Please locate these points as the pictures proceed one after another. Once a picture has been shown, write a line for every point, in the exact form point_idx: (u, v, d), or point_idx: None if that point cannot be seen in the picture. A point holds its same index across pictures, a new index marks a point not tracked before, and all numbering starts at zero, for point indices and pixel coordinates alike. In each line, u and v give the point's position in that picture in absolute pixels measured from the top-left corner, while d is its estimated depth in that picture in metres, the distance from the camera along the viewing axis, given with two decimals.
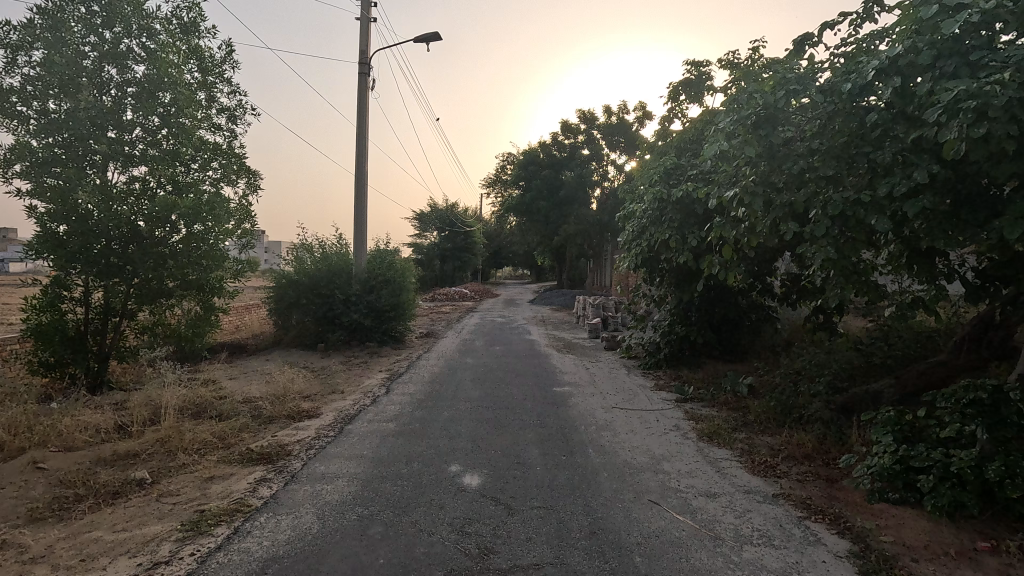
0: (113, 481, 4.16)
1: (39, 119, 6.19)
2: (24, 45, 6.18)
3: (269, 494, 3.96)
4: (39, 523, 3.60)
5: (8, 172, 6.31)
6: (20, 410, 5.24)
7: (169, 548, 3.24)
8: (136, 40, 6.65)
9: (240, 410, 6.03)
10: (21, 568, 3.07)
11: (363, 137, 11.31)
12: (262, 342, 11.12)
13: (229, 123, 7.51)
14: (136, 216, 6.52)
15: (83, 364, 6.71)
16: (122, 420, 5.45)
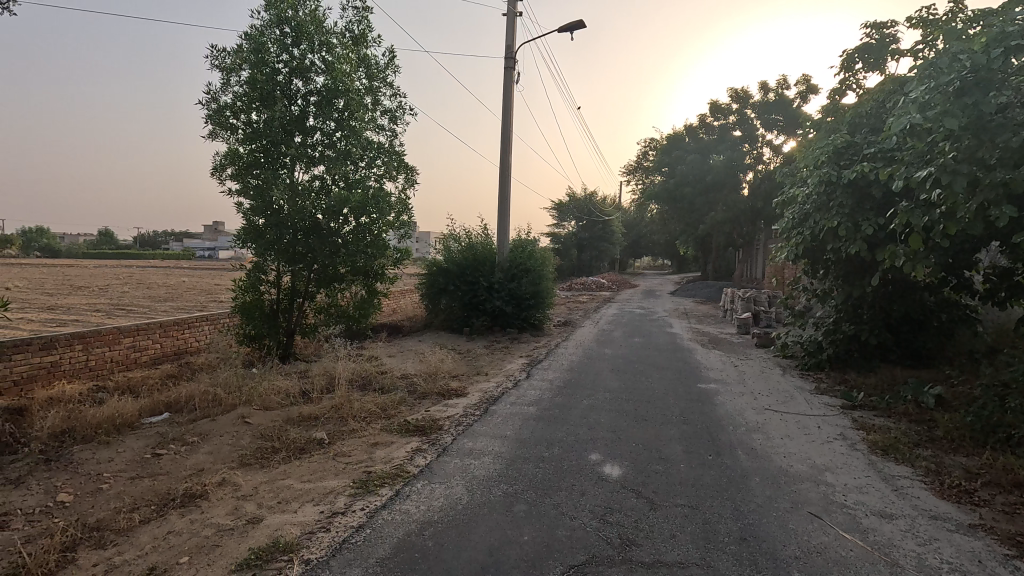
0: (299, 439, 4.85)
1: (245, 129, 7.32)
2: (235, 67, 7.34)
3: (424, 463, 4.33)
4: (247, 467, 4.34)
5: (223, 175, 7.59)
6: (233, 374, 6.33)
7: (344, 501, 3.71)
8: (318, 55, 7.55)
9: (398, 384, 6.68)
10: (237, 502, 3.74)
11: (507, 130, 11.66)
12: (415, 324, 12.12)
13: (391, 123, 8.21)
14: (316, 210, 7.44)
15: (275, 338, 7.86)
16: (305, 387, 6.33)
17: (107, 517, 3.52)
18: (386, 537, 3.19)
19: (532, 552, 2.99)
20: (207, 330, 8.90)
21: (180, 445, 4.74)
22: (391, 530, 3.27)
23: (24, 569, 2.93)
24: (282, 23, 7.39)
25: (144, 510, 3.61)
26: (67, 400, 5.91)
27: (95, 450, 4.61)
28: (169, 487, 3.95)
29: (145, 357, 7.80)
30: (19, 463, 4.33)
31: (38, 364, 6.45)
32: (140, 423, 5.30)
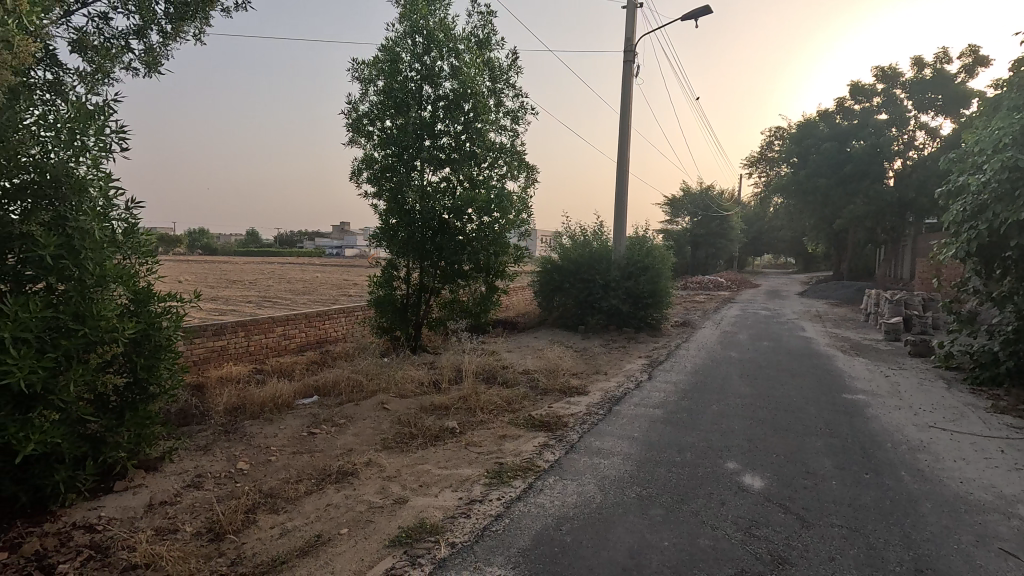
0: (434, 427, 5.12)
1: (380, 135, 7.85)
2: (373, 78, 7.91)
3: (554, 459, 4.38)
4: (389, 451, 4.66)
5: (361, 178, 8.22)
6: (371, 363, 6.84)
7: (480, 489, 3.85)
8: (446, 61, 7.90)
9: (520, 379, 6.82)
10: (383, 482, 4.03)
11: (625, 124, 11.43)
12: (530, 321, 12.30)
13: (514, 123, 8.37)
14: (443, 210, 7.81)
15: (404, 330, 8.36)
16: (435, 378, 6.67)
17: (278, 485, 3.96)
18: (525, 528, 3.26)
19: (675, 558, 2.90)
20: (344, 321, 9.70)
21: (331, 426, 5.21)
22: (529, 522, 3.34)
23: (219, 524, 3.37)
24: (415, 33, 7.81)
25: (306, 482, 4.00)
26: (236, 380, 6.74)
27: (262, 426, 5.20)
28: (325, 463, 4.35)
29: (294, 344, 8.68)
30: (204, 433, 5.00)
31: (213, 347, 7.42)
32: (296, 403, 5.90)
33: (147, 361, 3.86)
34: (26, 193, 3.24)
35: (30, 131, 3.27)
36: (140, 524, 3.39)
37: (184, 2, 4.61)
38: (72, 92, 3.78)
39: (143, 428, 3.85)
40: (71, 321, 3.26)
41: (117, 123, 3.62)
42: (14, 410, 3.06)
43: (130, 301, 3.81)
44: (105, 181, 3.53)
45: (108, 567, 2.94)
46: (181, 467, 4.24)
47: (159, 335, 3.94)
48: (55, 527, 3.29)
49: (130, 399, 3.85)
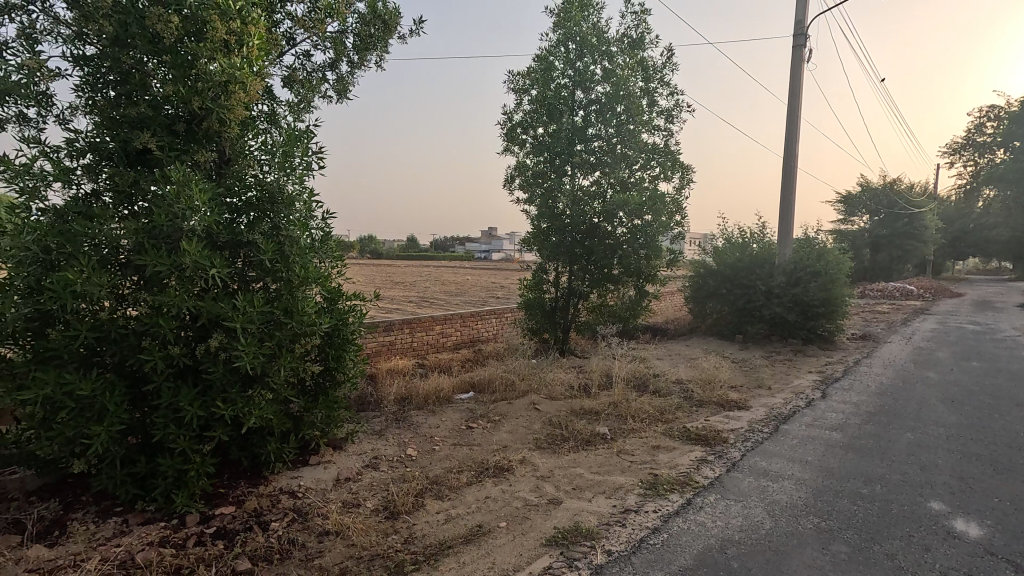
0: (585, 431, 5.12)
1: (533, 143, 8.07)
2: (527, 87, 8.17)
3: (714, 476, 4.11)
4: (542, 451, 4.76)
5: (514, 185, 8.53)
6: (522, 364, 7.06)
7: (635, 499, 3.75)
8: (599, 65, 7.88)
9: (673, 389, 6.54)
10: (537, 481, 4.12)
11: (793, 115, 10.41)
12: (681, 329, 11.75)
13: (667, 123, 8.08)
14: (594, 213, 7.78)
15: (553, 333, 8.50)
16: (584, 382, 6.68)
17: (442, 473, 4.25)
18: (685, 546, 3.11)
19: None
20: (495, 322, 10.14)
21: (487, 421, 5.47)
22: (689, 540, 3.17)
23: (393, 504, 3.71)
24: (568, 40, 7.91)
25: (467, 474, 4.24)
26: (403, 373, 7.39)
27: (426, 417, 5.64)
28: (482, 457, 4.57)
29: (451, 342, 9.28)
30: (378, 419, 5.55)
31: (384, 342, 8.22)
32: (455, 398, 6.29)
33: (336, 352, 4.39)
34: (251, 207, 3.88)
35: (254, 155, 3.92)
36: (331, 495, 3.86)
37: (368, 34, 5.18)
38: (284, 121, 4.44)
39: (332, 411, 4.39)
40: (282, 315, 3.82)
41: (317, 145, 4.18)
42: (241, 388, 3.67)
43: (325, 299, 4.36)
44: (308, 195, 4.10)
45: (307, 529, 3.38)
46: (361, 448, 4.75)
47: (346, 330, 4.44)
48: (268, 489, 3.88)
49: (323, 385, 4.40)
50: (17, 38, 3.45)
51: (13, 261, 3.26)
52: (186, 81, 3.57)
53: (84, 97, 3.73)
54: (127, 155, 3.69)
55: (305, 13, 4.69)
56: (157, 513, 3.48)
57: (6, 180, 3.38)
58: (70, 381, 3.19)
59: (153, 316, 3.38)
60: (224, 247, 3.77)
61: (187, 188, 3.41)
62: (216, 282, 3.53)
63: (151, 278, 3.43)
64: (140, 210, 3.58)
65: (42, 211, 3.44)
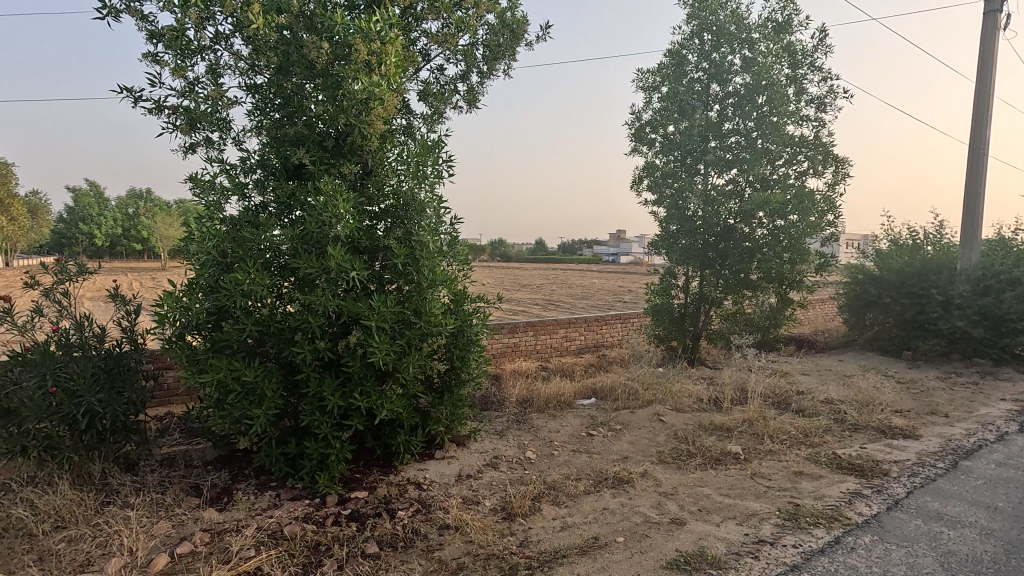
0: (714, 448, 4.76)
1: (663, 142, 7.72)
2: (657, 84, 7.85)
3: (870, 514, 3.58)
4: (665, 465, 4.51)
5: (641, 187, 8.25)
6: (647, 372, 6.79)
7: (771, 530, 3.39)
8: (738, 55, 7.32)
9: (821, 409, 5.84)
10: (659, 497, 3.90)
11: (984, 94, 8.80)
12: (832, 342, 10.51)
13: (818, 112, 7.27)
14: (729, 215, 7.25)
15: (682, 341, 8.07)
16: (715, 395, 6.23)
17: (560, 479, 4.20)
18: None
19: None
20: (621, 327, 9.88)
21: (608, 430, 5.33)
22: None
23: (510, 505, 3.74)
24: (703, 31, 7.46)
25: (586, 482, 4.16)
26: (526, 375, 7.48)
27: (547, 421, 5.64)
28: (602, 466, 4.45)
29: (575, 346, 9.23)
30: (500, 419, 5.66)
31: (508, 344, 8.41)
32: (577, 403, 6.22)
33: (461, 352, 4.55)
34: (388, 215, 4.17)
35: (392, 166, 4.21)
36: (453, 490, 4.01)
37: (497, 44, 5.32)
38: (418, 133, 4.72)
39: (456, 408, 4.56)
40: (412, 316, 4.04)
41: (447, 153, 4.38)
42: (376, 382, 3.95)
43: (452, 301, 4.54)
44: (438, 202, 4.30)
45: (430, 521, 3.54)
46: (482, 447, 4.89)
47: (471, 331, 4.59)
48: (397, 479, 4.13)
49: (449, 383, 4.59)
50: (206, 74, 4.05)
51: (199, 264, 3.84)
52: (335, 100, 3.92)
53: (255, 120, 4.28)
54: (287, 170, 4.18)
55: (438, 29, 4.93)
56: (303, 491, 3.87)
57: (196, 195, 3.99)
58: (239, 368, 3.67)
59: (304, 313, 3.78)
60: (363, 252, 4.09)
61: (333, 198, 3.75)
62: (355, 284, 3.84)
63: (303, 279, 3.83)
64: (296, 219, 4.02)
65: (222, 220, 4.00)
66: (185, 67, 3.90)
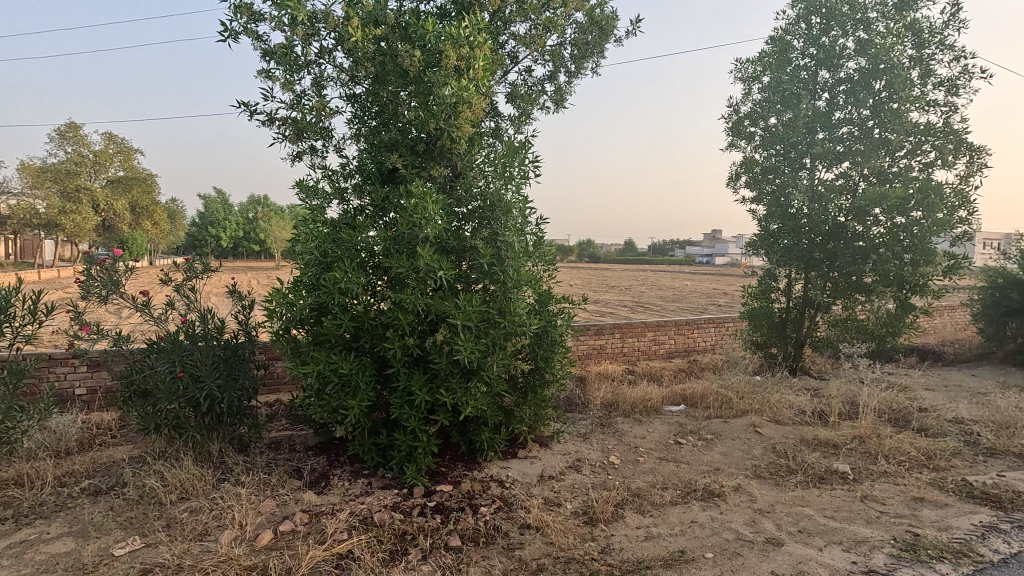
0: (817, 465, 4.39)
1: (764, 135, 7.24)
2: (758, 74, 7.38)
3: (1009, 553, 3.12)
4: (761, 480, 4.22)
5: (739, 183, 7.80)
6: (742, 380, 6.40)
7: (884, 560, 3.06)
8: (852, 37, 6.71)
9: (948, 430, 5.20)
10: (754, 514, 3.65)
11: None
12: (964, 354, 9.33)
13: (949, 95, 6.48)
14: (839, 212, 6.66)
15: (783, 348, 7.51)
16: (820, 408, 5.74)
17: (645, 488, 4.06)
18: None
19: None
20: (715, 332, 9.40)
21: (698, 439, 5.09)
22: None
23: (593, 510, 3.67)
24: (811, 14, 6.92)
25: (672, 492, 3.99)
26: (612, 378, 7.32)
27: (633, 426, 5.49)
28: (690, 477, 4.25)
29: (664, 350, 8.91)
30: (584, 422, 5.58)
31: (594, 345, 8.29)
32: (665, 409, 5.99)
33: (545, 352, 4.54)
34: (475, 216, 4.26)
35: (479, 168, 4.29)
36: (535, 490, 4.00)
37: (585, 42, 5.26)
38: (505, 135, 4.78)
39: (540, 408, 4.56)
40: (497, 315, 4.09)
41: (533, 154, 4.39)
42: (461, 379, 4.04)
43: (536, 301, 4.55)
44: (524, 203, 4.32)
45: (512, 519, 3.56)
46: (565, 449, 4.85)
47: (555, 331, 4.57)
48: (480, 475, 4.20)
49: (532, 383, 4.59)
50: (311, 86, 4.36)
51: (304, 263, 4.13)
52: (426, 105, 4.05)
53: (354, 128, 4.54)
54: (382, 174, 4.39)
55: (527, 31, 4.96)
56: (393, 480, 4.05)
57: (302, 199, 4.30)
58: (336, 361, 3.91)
59: (396, 310, 3.95)
60: (451, 252, 4.20)
61: (424, 201, 3.88)
62: (443, 283, 3.95)
63: (394, 278, 4.01)
64: (389, 221, 4.21)
65: (324, 223, 4.29)
66: (293, 81, 4.22)
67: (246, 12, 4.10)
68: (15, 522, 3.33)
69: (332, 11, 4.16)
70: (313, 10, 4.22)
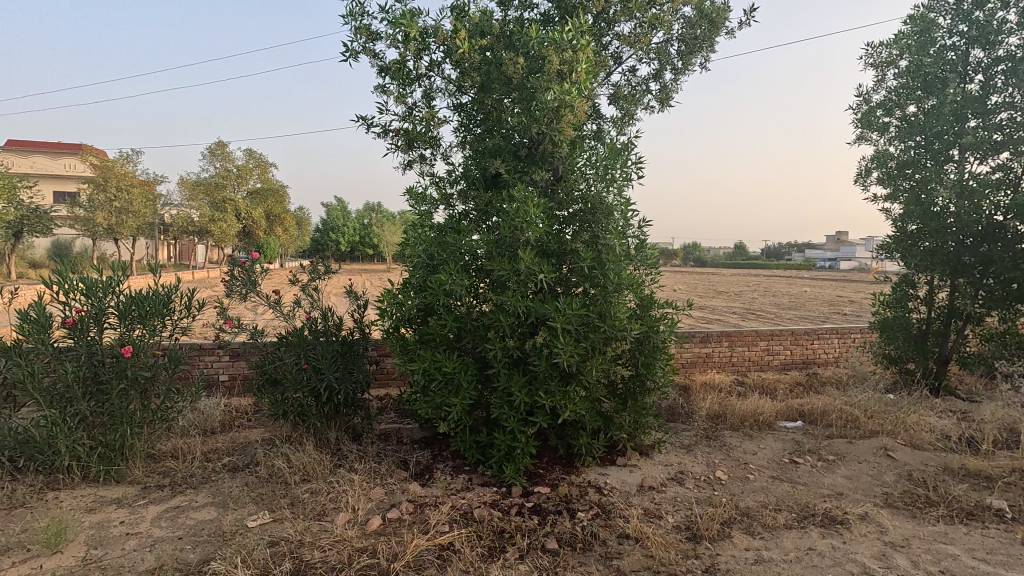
0: (965, 498, 3.85)
1: (899, 126, 6.50)
2: (893, 59, 6.65)
3: None
4: (894, 511, 3.77)
5: (868, 180, 7.08)
6: (871, 398, 5.78)
7: None
8: (1013, 8, 5.84)
9: None
10: (884, 548, 3.28)
11: None
12: None
13: None
14: (995, 209, 5.81)
15: (922, 364, 6.67)
16: (969, 434, 5.03)
17: (755, 507, 3.80)
18: None
19: None
20: (838, 343, 8.58)
21: (817, 459, 4.67)
22: None
23: (696, 526, 3.50)
24: None
25: (787, 514, 3.69)
26: (719, 389, 6.93)
27: (742, 440, 5.16)
28: (808, 500, 3.91)
29: (778, 361, 8.28)
30: (688, 433, 5.34)
31: (700, 354, 7.91)
32: (778, 425, 5.56)
33: (647, 358, 4.41)
34: (576, 219, 4.24)
35: (581, 170, 4.27)
36: (634, 500, 3.90)
37: (694, 36, 5.06)
38: (607, 136, 4.72)
39: (640, 416, 4.44)
40: (597, 319, 4.04)
41: (636, 155, 4.29)
42: (560, 383, 4.05)
43: (638, 305, 4.43)
44: (626, 205, 4.23)
45: (610, 527, 3.49)
46: (667, 459, 4.67)
47: (658, 337, 4.42)
48: (578, 480, 4.17)
49: (633, 389, 4.49)
50: (422, 98, 4.60)
51: (412, 266, 4.36)
52: (528, 110, 4.11)
53: (460, 136, 4.73)
54: (485, 179, 4.51)
55: (631, 30, 4.87)
56: (492, 478, 4.14)
57: (411, 205, 4.54)
58: (441, 359, 4.09)
59: (497, 312, 4.04)
60: (552, 255, 4.22)
61: (525, 204, 3.94)
62: (543, 286, 3.98)
63: (496, 280, 4.10)
64: (492, 224, 4.32)
65: (431, 227, 4.50)
66: (406, 94, 4.49)
67: (365, 32, 4.43)
68: (172, 489, 3.85)
69: (441, 25, 4.37)
70: (424, 26, 4.45)
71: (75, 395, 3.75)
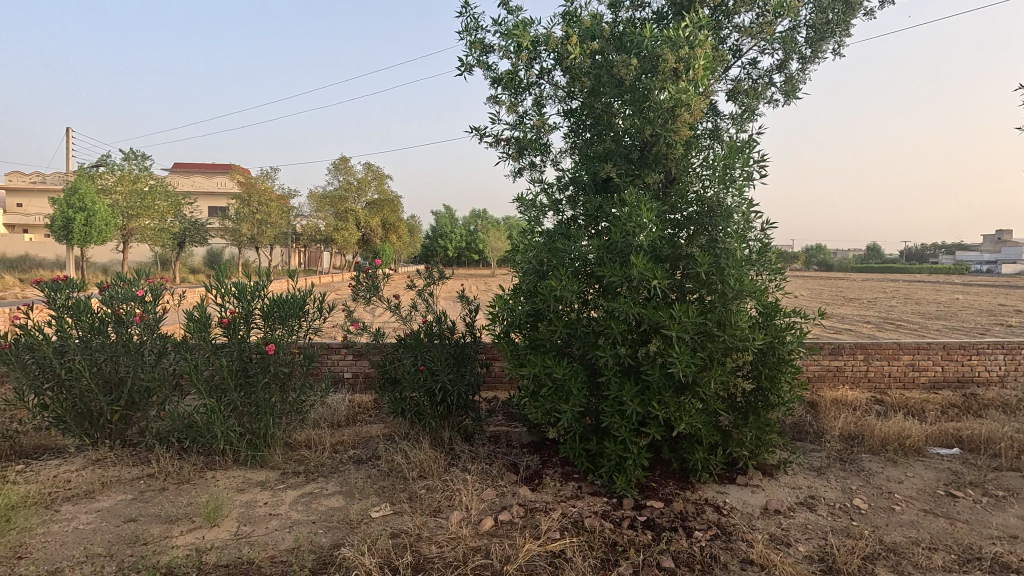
0: None
1: None
2: None
3: None
4: None
5: None
6: None
7: None
8: None
9: None
10: None
11: None
12: None
13: None
14: None
15: None
16: None
17: (903, 543, 3.37)
18: None
19: None
20: (1003, 360, 7.41)
21: (981, 494, 4.05)
22: None
23: (832, 558, 3.17)
24: None
25: (944, 554, 3.24)
26: (853, 407, 6.26)
27: (883, 466, 4.62)
28: (971, 540, 3.40)
29: (925, 378, 7.32)
30: (818, 454, 4.87)
31: (829, 367, 7.21)
32: (929, 451, 4.90)
33: (770, 371, 4.10)
34: (691, 222, 4.05)
35: (696, 171, 4.07)
36: (758, 524, 3.63)
37: (825, 21, 4.65)
38: (726, 135, 4.45)
39: (763, 433, 4.12)
40: (715, 328, 3.82)
41: (759, 153, 4.01)
42: (675, 394, 3.88)
43: (760, 314, 4.13)
44: (747, 206, 3.96)
45: (731, 550, 3.28)
46: (795, 482, 4.29)
47: (784, 348, 4.09)
48: (694, 497, 3.97)
49: (755, 404, 4.20)
50: (532, 106, 4.65)
51: (522, 272, 4.41)
52: (641, 113, 4.00)
53: (570, 141, 4.72)
54: (596, 184, 4.46)
55: (752, 20, 4.58)
56: (602, 488, 4.06)
57: (521, 212, 4.60)
58: (551, 365, 4.09)
59: (607, 319, 3.96)
60: (666, 260, 4.06)
61: (638, 208, 3.84)
62: (657, 292, 3.85)
63: (607, 286, 4.02)
64: (602, 229, 4.25)
65: (540, 233, 4.53)
66: (517, 103, 4.57)
67: (479, 46, 4.57)
68: (306, 476, 4.21)
69: (552, 32, 4.39)
70: (535, 35, 4.51)
71: (229, 386, 4.24)
